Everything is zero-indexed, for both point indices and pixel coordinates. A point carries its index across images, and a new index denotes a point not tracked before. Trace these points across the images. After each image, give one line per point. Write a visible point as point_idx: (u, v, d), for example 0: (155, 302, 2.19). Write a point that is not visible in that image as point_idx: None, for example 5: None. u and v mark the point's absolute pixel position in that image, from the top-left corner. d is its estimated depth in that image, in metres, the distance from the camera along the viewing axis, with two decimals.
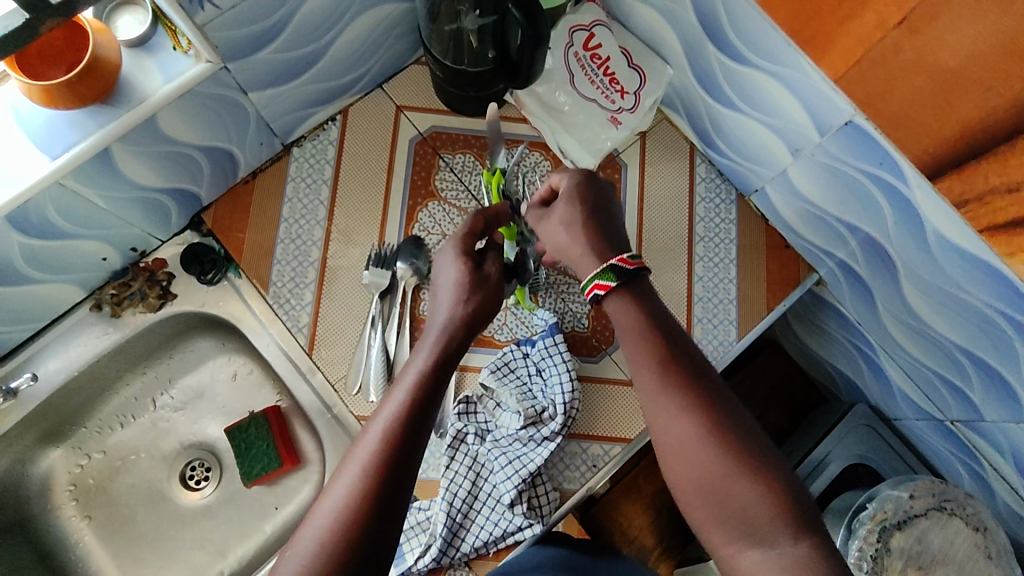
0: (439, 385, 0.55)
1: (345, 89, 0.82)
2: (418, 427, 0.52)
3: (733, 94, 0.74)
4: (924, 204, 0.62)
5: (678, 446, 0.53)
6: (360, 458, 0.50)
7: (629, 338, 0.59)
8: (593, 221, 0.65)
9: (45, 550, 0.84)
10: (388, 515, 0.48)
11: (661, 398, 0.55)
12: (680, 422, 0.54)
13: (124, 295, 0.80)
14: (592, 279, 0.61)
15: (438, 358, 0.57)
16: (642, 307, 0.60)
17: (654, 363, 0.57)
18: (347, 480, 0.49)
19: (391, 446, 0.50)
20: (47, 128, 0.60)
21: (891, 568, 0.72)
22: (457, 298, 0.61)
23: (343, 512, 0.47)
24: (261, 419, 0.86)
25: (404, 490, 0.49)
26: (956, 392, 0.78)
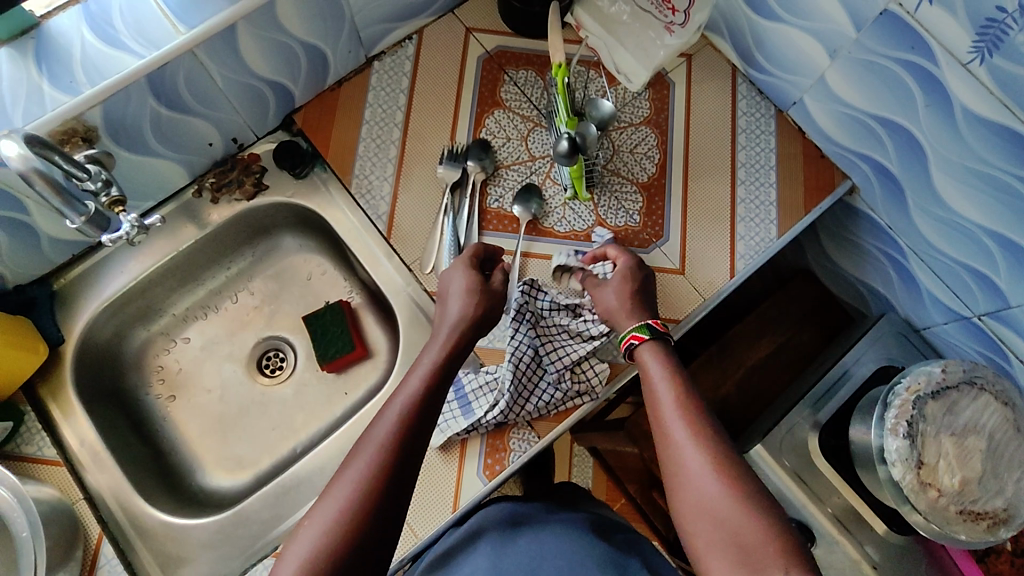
0: (443, 380, 0.69)
1: (424, 8, 0.91)
2: (422, 419, 0.64)
3: (776, 5, 0.82)
4: (953, 80, 0.70)
5: (686, 477, 0.64)
6: (378, 432, 0.62)
7: (654, 387, 0.71)
8: (639, 294, 0.79)
9: (135, 419, 0.91)
10: (401, 481, 0.60)
11: (675, 430, 0.67)
12: (688, 454, 0.65)
13: (223, 183, 0.89)
14: (629, 332, 0.75)
15: (443, 358, 0.70)
16: (667, 360, 0.73)
17: (671, 407, 0.69)
18: (368, 449, 0.61)
19: (405, 426, 0.63)
20: (190, 3, 0.71)
21: (926, 433, 0.78)
22: (463, 305, 0.75)
23: (364, 477, 0.59)
24: (336, 307, 0.94)
25: (413, 458, 0.62)
26: (984, 282, 0.83)
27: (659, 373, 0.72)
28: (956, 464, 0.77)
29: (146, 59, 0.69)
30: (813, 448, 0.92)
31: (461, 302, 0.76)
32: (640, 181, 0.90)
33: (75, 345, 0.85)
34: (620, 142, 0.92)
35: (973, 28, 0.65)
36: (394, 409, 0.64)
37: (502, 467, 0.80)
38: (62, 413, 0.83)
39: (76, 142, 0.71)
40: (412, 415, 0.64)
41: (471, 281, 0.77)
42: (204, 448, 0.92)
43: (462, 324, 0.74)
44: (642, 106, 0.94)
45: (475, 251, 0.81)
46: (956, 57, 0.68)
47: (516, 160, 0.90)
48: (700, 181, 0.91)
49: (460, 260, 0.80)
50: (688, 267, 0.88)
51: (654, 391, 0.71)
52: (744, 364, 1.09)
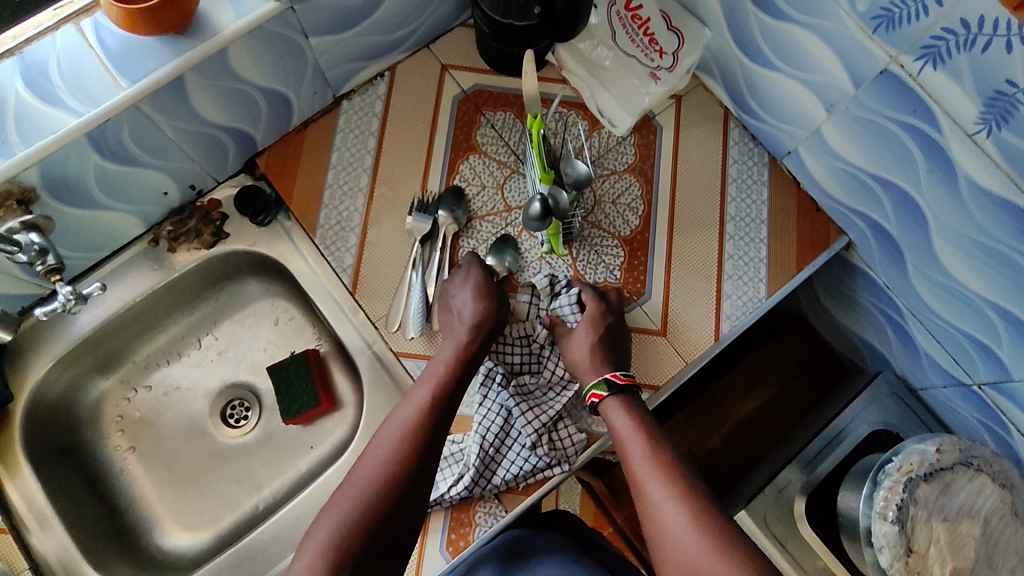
0: (456, 384, 0.73)
1: (395, 45, 0.86)
2: (430, 427, 0.69)
3: (771, 53, 0.76)
4: (957, 149, 0.64)
5: (664, 531, 0.64)
6: (390, 439, 0.68)
7: (626, 443, 0.71)
8: (609, 344, 0.77)
9: (92, 474, 0.88)
10: (407, 486, 0.66)
11: (652, 483, 0.67)
12: (665, 508, 0.65)
13: (180, 232, 0.85)
14: (590, 389, 0.75)
15: (457, 361, 0.74)
16: (637, 413, 0.73)
17: (645, 461, 0.69)
18: (377, 457, 0.67)
19: (414, 434, 0.68)
20: (133, 54, 0.66)
21: (917, 518, 0.73)
22: (474, 309, 0.76)
23: (376, 480, 0.66)
24: (301, 358, 0.90)
25: (422, 463, 0.67)
26: (985, 352, 0.78)
27: (628, 428, 0.72)
28: (948, 552, 0.72)
29: (84, 118, 0.64)
30: (801, 513, 0.87)
31: (473, 305, 0.77)
32: (622, 234, 0.85)
33: (25, 402, 0.81)
34: (603, 191, 0.87)
35: (980, 99, 0.60)
36: (405, 416, 0.70)
37: (467, 542, 0.76)
38: (10, 474, 0.80)
39: (12, 205, 0.66)
40: (420, 424, 0.69)
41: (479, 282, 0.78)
42: (163, 504, 0.89)
43: (474, 326, 0.75)
44: (627, 152, 0.88)
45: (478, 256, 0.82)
46: (960, 126, 0.63)
47: (490, 211, 0.85)
48: (686, 235, 0.86)
49: (470, 262, 0.81)
50: (671, 329, 0.83)
51: (628, 447, 0.71)
52: (731, 418, 1.04)
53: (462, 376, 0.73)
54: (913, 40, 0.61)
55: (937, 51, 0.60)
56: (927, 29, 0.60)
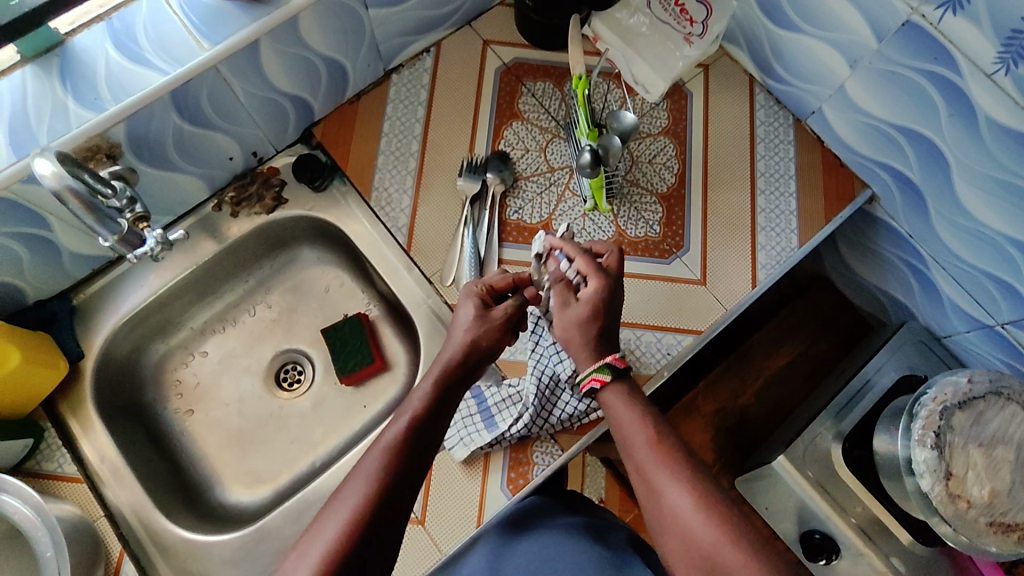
0: (436, 413, 0.64)
1: (441, 21, 0.91)
2: (417, 453, 0.60)
3: (796, 17, 0.82)
4: (976, 90, 0.70)
5: (673, 523, 0.57)
6: (367, 468, 0.58)
7: (624, 426, 0.63)
8: (607, 324, 0.68)
9: (154, 433, 0.91)
10: (386, 527, 0.57)
11: (658, 474, 0.59)
12: (673, 497, 0.57)
13: (242, 197, 0.89)
14: (589, 373, 0.65)
15: (439, 386, 0.65)
16: (633, 400, 0.65)
17: (646, 448, 0.61)
18: (357, 486, 0.57)
19: (393, 465, 0.59)
20: (213, 20, 0.71)
21: (954, 443, 0.77)
22: (467, 335, 0.70)
23: (348, 520, 0.55)
24: (355, 319, 0.94)
25: (401, 502, 0.58)
26: (1008, 291, 0.82)
27: (626, 412, 0.63)
28: (984, 476, 0.76)
29: (171, 76, 0.69)
30: (837, 458, 0.91)
31: (468, 333, 0.70)
32: (659, 191, 0.90)
33: (94, 360, 0.85)
34: (639, 152, 0.92)
35: (998, 39, 0.65)
36: (384, 442, 0.60)
37: (526, 480, 0.79)
38: (81, 428, 0.83)
39: (100, 158, 0.71)
40: (401, 452, 0.59)
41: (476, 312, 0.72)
42: (222, 462, 0.92)
43: (462, 352, 0.68)
44: (661, 116, 0.94)
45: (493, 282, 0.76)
46: (979, 67, 0.68)
47: (535, 172, 0.90)
48: (719, 190, 0.91)
49: (470, 293, 0.75)
50: (710, 278, 0.87)
51: (625, 430, 0.62)
52: (763, 373, 1.08)
53: (444, 403, 0.65)
54: None
55: None
56: None
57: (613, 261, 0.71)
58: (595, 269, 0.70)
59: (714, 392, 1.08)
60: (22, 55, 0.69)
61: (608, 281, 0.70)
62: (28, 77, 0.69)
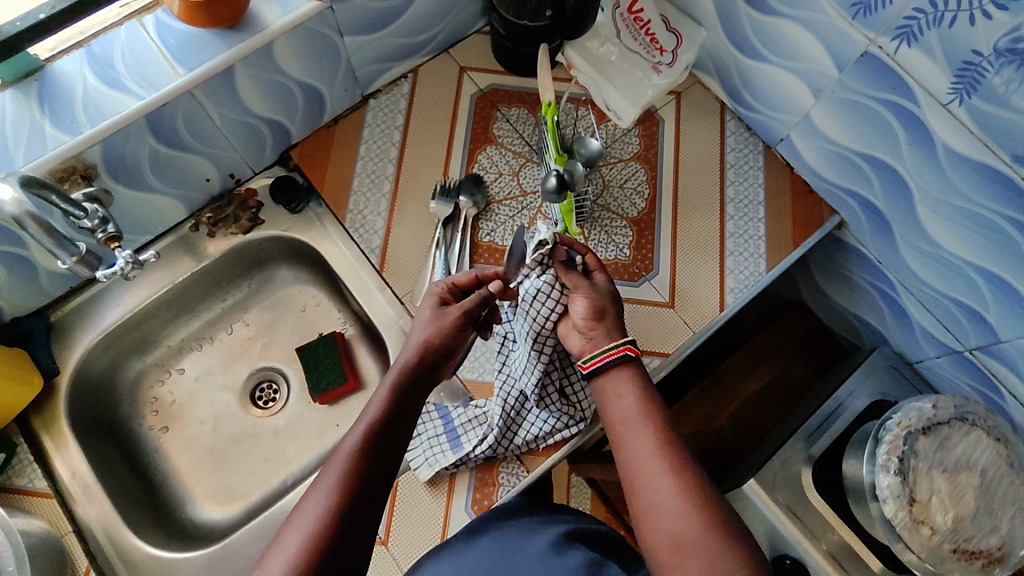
0: (395, 417, 0.64)
1: (418, 48, 0.94)
2: (375, 462, 0.61)
3: (762, 46, 0.84)
4: (933, 119, 0.71)
5: (655, 504, 0.60)
6: (327, 480, 0.59)
7: (623, 410, 0.67)
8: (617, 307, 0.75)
9: (128, 450, 0.91)
10: (351, 536, 0.57)
11: (649, 458, 0.63)
12: (660, 479, 0.61)
13: (219, 217, 0.91)
14: (620, 346, 0.70)
15: (396, 391, 0.66)
16: (638, 389, 0.68)
17: (643, 432, 0.65)
18: (315, 502, 0.58)
19: (353, 474, 0.59)
20: (189, 46, 0.73)
21: (918, 468, 0.77)
22: (424, 334, 0.70)
23: (310, 534, 0.56)
24: (329, 339, 0.95)
25: (365, 510, 0.59)
26: (973, 317, 0.83)
27: (625, 398, 0.68)
28: (949, 501, 0.76)
29: (147, 100, 0.71)
30: (807, 483, 0.90)
31: (427, 332, 0.71)
32: (629, 215, 0.92)
33: (70, 377, 0.86)
34: (610, 177, 0.94)
35: (951, 70, 0.67)
36: (344, 452, 0.61)
37: (490, 501, 0.80)
38: (54, 444, 0.84)
39: (76, 179, 0.73)
40: (361, 460, 0.60)
41: (431, 314, 0.72)
42: (195, 479, 0.92)
43: (419, 352, 0.69)
44: (632, 142, 0.95)
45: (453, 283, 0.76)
46: (935, 97, 0.70)
47: (507, 196, 0.92)
48: (688, 215, 0.92)
49: (429, 295, 0.75)
50: (678, 301, 0.88)
51: (625, 412, 0.67)
52: (738, 397, 1.09)
53: (403, 407, 0.65)
54: (888, 22, 0.69)
55: (910, 30, 0.68)
56: (900, 10, 0.67)
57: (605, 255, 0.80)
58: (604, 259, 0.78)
59: (688, 414, 1.09)
60: (4, 79, 0.71)
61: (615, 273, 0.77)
62: (8, 101, 0.71)
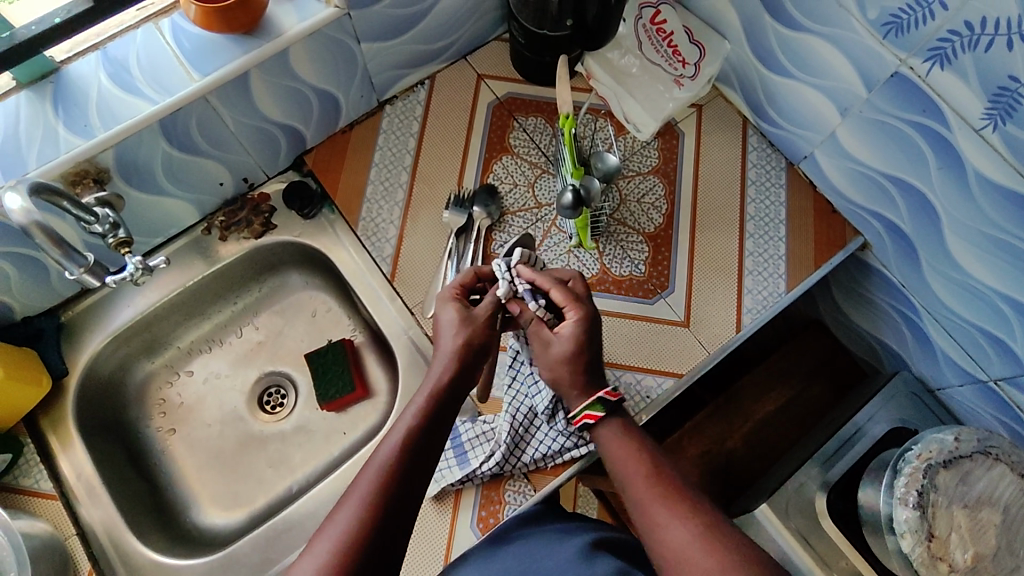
0: (431, 428, 0.63)
1: (436, 55, 0.92)
2: (408, 471, 0.59)
3: (787, 62, 0.82)
4: (965, 144, 0.69)
5: (675, 556, 0.57)
6: (358, 491, 0.57)
7: (621, 464, 0.64)
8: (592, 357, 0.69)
9: (134, 451, 0.91)
10: (379, 551, 0.55)
11: (654, 507, 0.60)
12: (672, 531, 0.58)
13: (231, 222, 0.90)
14: (582, 410, 0.67)
15: (432, 402, 0.64)
16: (625, 438, 0.66)
17: (644, 484, 0.62)
18: (346, 510, 0.56)
19: (385, 486, 0.58)
20: (204, 51, 0.73)
21: (937, 504, 0.74)
22: (457, 341, 0.68)
23: (338, 546, 0.54)
24: (339, 346, 0.94)
25: (395, 524, 0.57)
26: (1000, 348, 0.80)
27: (622, 450, 0.65)
28: (968, 538, 0.74)
29: (160, 104, 0.71)
30: (821, 509, 0.87)
31: (458, 337, 0.69)
32: (646, 231, 0.90)
33: (78, 377, 0.86)
34: (628, 191, 0.92)
35: (985, 95, 0.64)
36: (377, 462, 0.59)
37: (496, 520, 0.78)
38: (61, 445, 0.84)
39: (88, 183, 0.72)
40: (394, 471, 0.59)
41: (458, 314, 0.70)
42: (200, 482, 0.92)
43: (455, 360, 0.67)
44: (651, 155, 0.94)
45: (462, 281, 0.74)
46: (968, 121, 0.67)
47: (522, 207, 0.90)
48: (707, 232, 0.90)
49: (447, 292, 0.73)
50: (693, 320, 0.86)
51: (621, 466, 0.64)
52: (752, 417, 1.06)
53: (438, 419, 0.64)
54: (921, 42, 0.66)
55: (944, 52, 0.65)
56: (933, 31, 0.65)
57: (582, 287, 0.72)
58: (573, 301, 0.70)
59: (700, 434, 1.06)
60: (19, 80, 0.71)
61: (586, 312, 0.70)
62: (23, 102, 0.71)
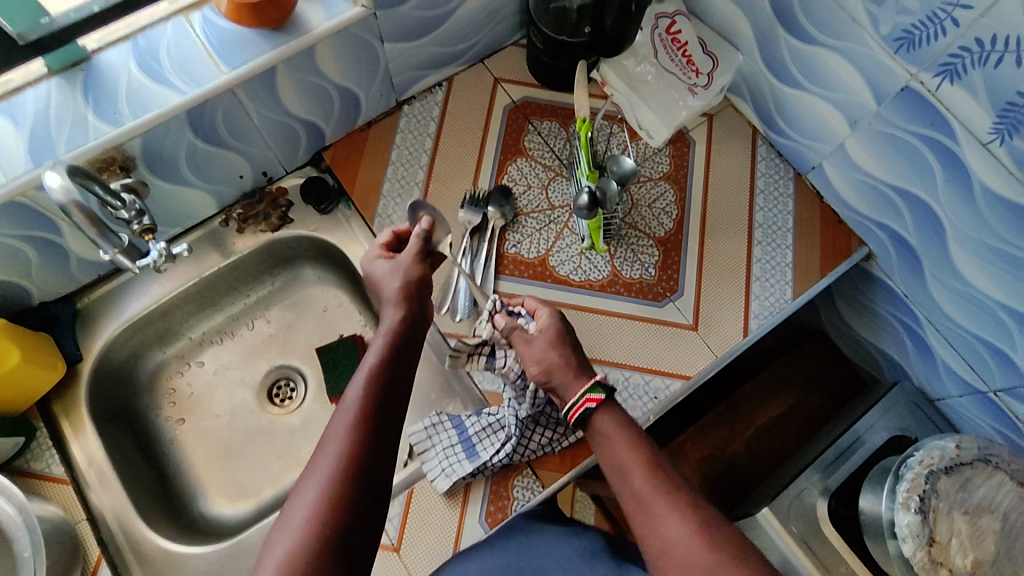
0: (400, 361, 0.63)
1: (455, 57, 0.94)
2: (385, 400, 0.59)
3: (800, 75, 0.84)
4: (972, 158, 0.71)
5: (669, 550, 0.56)
6: (340, 426, 0.56)
7: (614, 451, 0.63)
8: (572, 346, 0.71)
9: (145, 440, 0.92)
10: (376, 479, 0.55)
11: (648, 500, 0.58)
12: (668, 525, 0.57)
13: (250, 214, 0.92)
14: (583, 393, 0.66)
15: (397, 333, 0.64)
16: (621, 427, 0.64)
17: (641, 473, 0.60)
18: (330, 450, 0.55)
19: (366, 414, 0.57)
20: (233, 45, 0.75)
21: (938, 510, 0.75)
22: (398, 281, 0.70)
23: (333, 477, 0.53)
24: (349, 342, 0.96)
25: (382, 450, 0.56)
26: (1002, 361, 0.81)
27: (620, 439, 0.63)
28: (969, 544, 0.75)
29: (188, 95, 0.72)
30: (822, 515, 0.87)
31: (397, 281, 0.70)
32: (657, 235, 0.92)
33: (92, 364, 0.87)
34: (640, 195, 0.94)
35: (993, 111, 0.66)
36: (353, 396, 0.58)
37: (504, 514, 0.79)
38: (73, 431, 0.84)
39: (115, 170, 0.74)
40: (371, 406, 0.57)
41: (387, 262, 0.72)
42: (208, 472, 0.92)
43: (402, 298, 0.68)
44: (662, 162, 0.96)
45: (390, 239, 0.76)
46: (975, 136, 0.69)
47: (535, 209, 0.92)
48: (716, 238, 0.92)
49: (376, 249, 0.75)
50: (702, 324, 0.88)
51: (614, 457, 0.62)
52: (753, 424, 1.07)
53: (403, 352, 0.63)
54: (932, 58, 0.69)
55: (954, 68, 0.68)
56: (944, 47, 0.67)
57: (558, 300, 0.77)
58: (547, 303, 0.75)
59: (703, 438, 1.07)
60: (49, 68, 0.72)
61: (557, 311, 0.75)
62: (54, 89, 0.72)
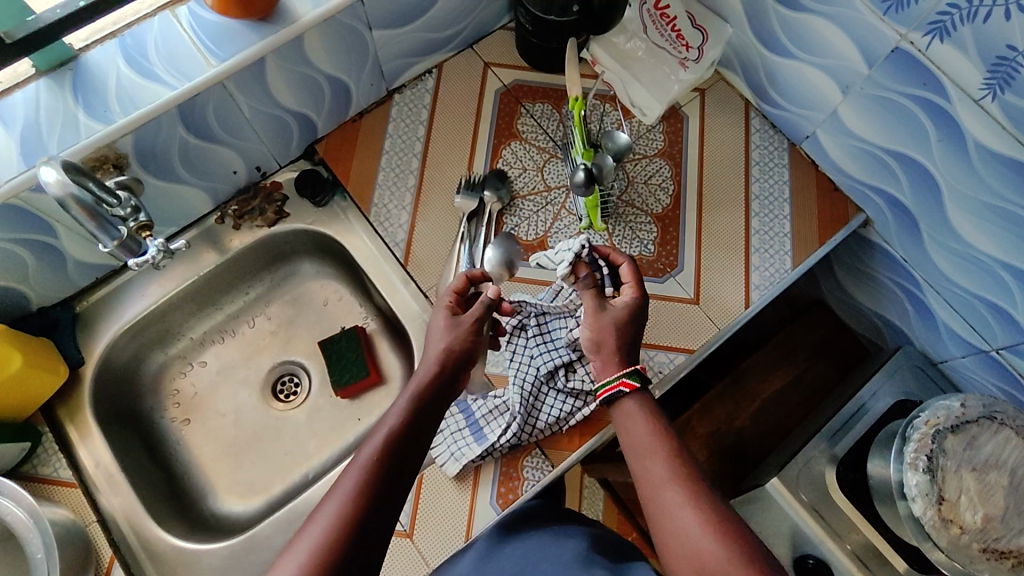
0: (418, 428, 0.63)
1: (444, 43, 0.94)
2: (394, 469, 0.59)
3: (790, 43, 0.84)
4: (965, 116, 0.71)
5: (682, 540, 0.56)
6: (344, 486, 0.57)
7: (639, 441, 0.63)
8: (634, 334, 0.70)
9: (151, 440, 0.92)
10: (363, 551, 0.55)
11: (667, 488, 0.59)
12: (681, 514, 0.57)
13: (245, 210, 0.91)
14: (617, 378, 0.67)
15: (420, 399, 0.64)
16: (648, 419, 0.65)
17: (662, 464, 0.61)
18: (332, 505, 0.56)
19: (373, 479, 0.57)
20: (220, 37, 0.74)
21: (946, 468, 0.76)
22: (442, 347, 0.68)
23: (325, 541, 0.54)
24: (352, 332, 0.95)
25: (380, 519, 0.57)
26: (1002, 318, 0.82)
27: (643, 425, 0.64)
28: (978, 500, 0.75)
29: (178, 89, 0.72)
30: (831, 481, 0.88)
31: (442, 342, 0.69)
32: (654, 211, 0.92)
33: (94, 367, 0.87)
34: (634, 173, 0.94)
35: (985, 65, 0.66)
36: (363, 458, 0.59)
37: (515, 495, 0.79)
38: (79, 434, 0.84)
39: (108, 168, 0.74)
40: (379, 471, 0.58)
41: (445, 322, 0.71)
42: (216, 470, 0.92)
43: (440, 364, 0.67)
44: (657, 138, 0.96)
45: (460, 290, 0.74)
46: (968, 93, 0.69)
47: (532, 191, 0.92)
48: (714, 212, 0.92)
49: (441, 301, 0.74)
50: (703, 297, 0.88)
51: (638, 446, 0.63)
52: (758, 397, 1.08)
53: (425, 418, 0.64)
54: (921, 17, 0.69)
55: (944, 25, 0.68)
56: (933, 5, 0.67)
57: (649, 278, 0.74)
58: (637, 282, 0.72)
59: (709, 413, 1.08)
60: (37, 68, 0.72)
61: (643, 295, 0.72)
62: (43, 90, 0.72)
